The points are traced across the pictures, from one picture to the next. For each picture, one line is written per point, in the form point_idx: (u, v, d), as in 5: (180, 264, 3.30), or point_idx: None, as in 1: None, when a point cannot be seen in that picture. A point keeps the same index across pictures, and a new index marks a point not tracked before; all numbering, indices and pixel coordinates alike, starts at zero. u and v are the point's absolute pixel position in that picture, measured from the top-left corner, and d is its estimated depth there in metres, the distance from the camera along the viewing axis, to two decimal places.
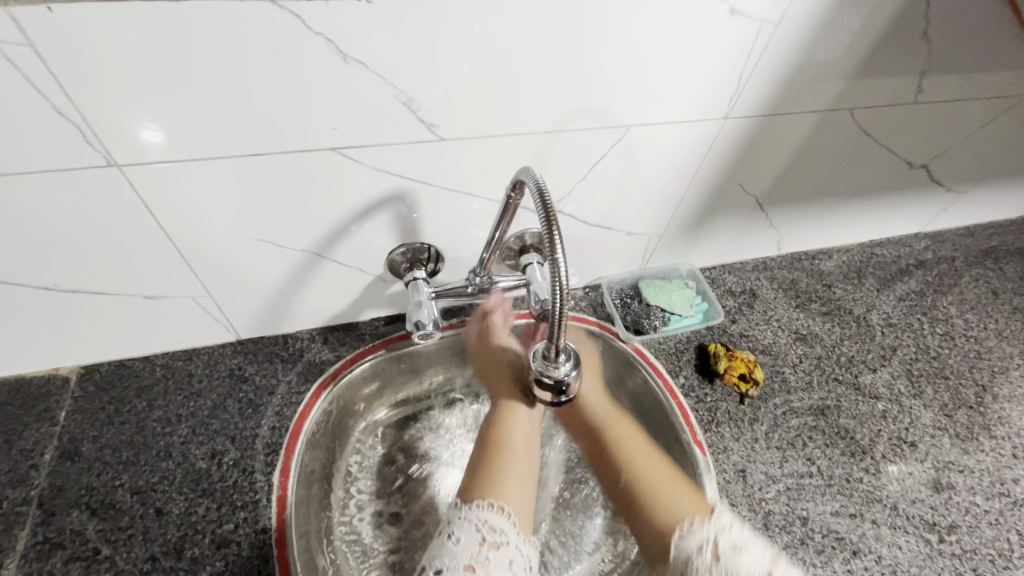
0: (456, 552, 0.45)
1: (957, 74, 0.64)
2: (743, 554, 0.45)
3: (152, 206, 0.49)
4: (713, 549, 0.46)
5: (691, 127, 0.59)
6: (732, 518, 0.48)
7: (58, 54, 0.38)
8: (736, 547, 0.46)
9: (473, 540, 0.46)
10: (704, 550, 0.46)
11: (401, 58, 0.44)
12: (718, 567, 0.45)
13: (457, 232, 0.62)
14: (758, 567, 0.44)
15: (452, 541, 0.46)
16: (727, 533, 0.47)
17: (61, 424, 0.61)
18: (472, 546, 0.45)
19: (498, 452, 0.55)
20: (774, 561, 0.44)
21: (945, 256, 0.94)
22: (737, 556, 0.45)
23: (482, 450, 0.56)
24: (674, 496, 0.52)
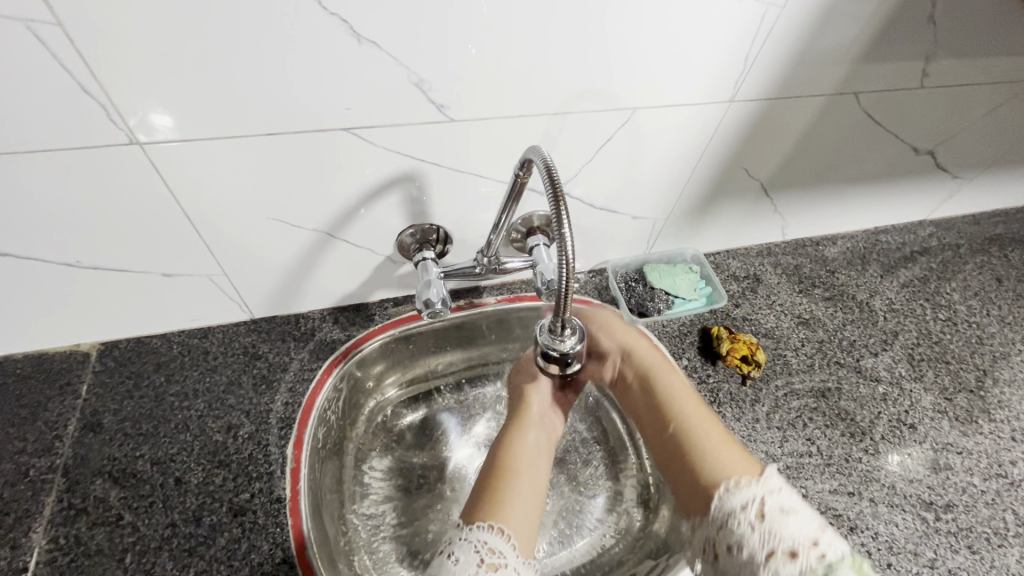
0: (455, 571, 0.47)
1: (963, 58, 0.64)
2: (790, 519, 0.45)
3: (171, 184, 0.51)
4: (759, 508, 0.47)
5: (696, 110, 0.60)
6: (780, 481, 0.49)
7: (85, 33, 0.39)
8: (783, 509, 0.46)
9: (471, 562, 0.47)
10: (749, 507, 0.47)
11: (413, 39, 0.45)
12: (763, 523, 0.45)
13: (465, 214, 0.64)
14: (804, 534, 0.44)
15: (452, 560, 0.48)
16: (776, 495, 0.47)
17: (83, 397, 0.63)
18: (471, 567, 0.47)
19: (506, 475, 0.57)
20: (823, 531, 0.44)
21: (950, 243, 0.94)
22: (785, 519, 0.45)
23: (494, 470, 0.58)
24: (721, 449, 0.54)
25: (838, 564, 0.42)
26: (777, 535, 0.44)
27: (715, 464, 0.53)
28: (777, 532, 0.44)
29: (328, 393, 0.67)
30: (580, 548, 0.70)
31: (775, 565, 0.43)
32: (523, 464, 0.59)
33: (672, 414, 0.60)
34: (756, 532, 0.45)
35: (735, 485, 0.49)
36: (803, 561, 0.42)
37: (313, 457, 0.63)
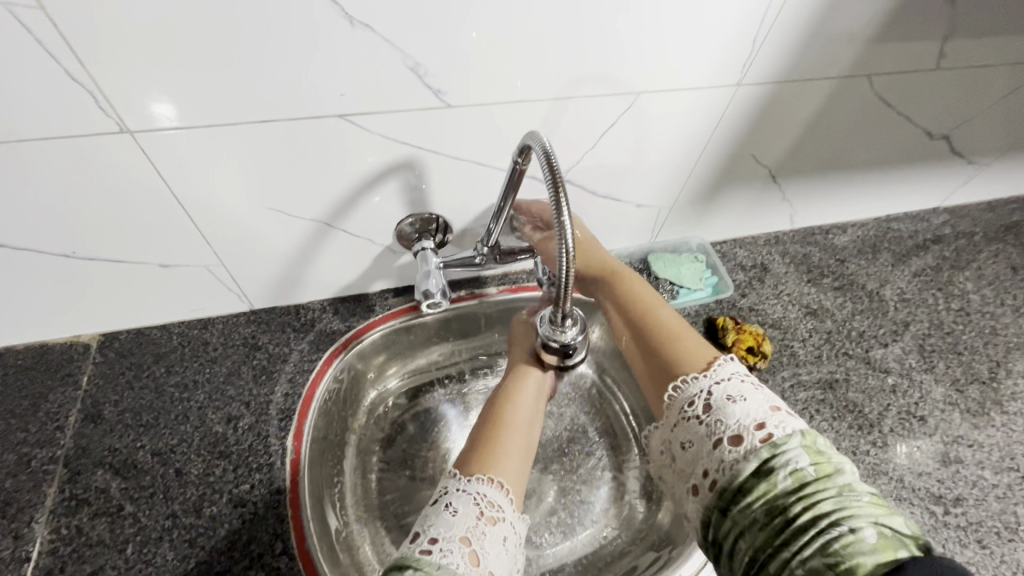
0: (453, 523, 0.41)
1: (982, 38, 0.61)
2: (738, 405, 0.44)
3: (164, 173, 0.50)
4: (706, 401, 0.45)
5: (703, 94, 0.58)
6: (733, 369, 0.47)
7: (69, 17, 0.38)
8: (730, 398, 0.44)
9: (471, 514, 0.42)
10: (696, 402, 0.46)
11: (407, 22, 0.44)
12: (710, 415, 0.44)
13: (465, 203, 0.62)
14: (751, 416, 0.42)
15: (449, 510, 0.42)
16: (724, 384, 0.45)
17: (84, 389, 0.63)
18: (470, 520, 0.42)
19: (500, 429, 0.52)
20: (772, 413, 0.42)
21: (964, 231, 0.92)
22: (730, 406, 0.44)
23: (487, 422, 0.54)
24: (684, 340, 0.52)
25: (785, 442, 0.40)
26: (723, 424, 0.43)
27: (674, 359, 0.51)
28: (722, 421, 0.43)
29: (328, 384, 0.66)
30: (583, 540, 0.69)
31: (722, 453, 0.42)
32: (519, 417, 0.54)
33: (636, 313, 0.58)
34: (704, 424, 0.44)
35: (685, 381, 0.47)
36: (748, 445, 0.41)
37: (314, 449, 0.63)
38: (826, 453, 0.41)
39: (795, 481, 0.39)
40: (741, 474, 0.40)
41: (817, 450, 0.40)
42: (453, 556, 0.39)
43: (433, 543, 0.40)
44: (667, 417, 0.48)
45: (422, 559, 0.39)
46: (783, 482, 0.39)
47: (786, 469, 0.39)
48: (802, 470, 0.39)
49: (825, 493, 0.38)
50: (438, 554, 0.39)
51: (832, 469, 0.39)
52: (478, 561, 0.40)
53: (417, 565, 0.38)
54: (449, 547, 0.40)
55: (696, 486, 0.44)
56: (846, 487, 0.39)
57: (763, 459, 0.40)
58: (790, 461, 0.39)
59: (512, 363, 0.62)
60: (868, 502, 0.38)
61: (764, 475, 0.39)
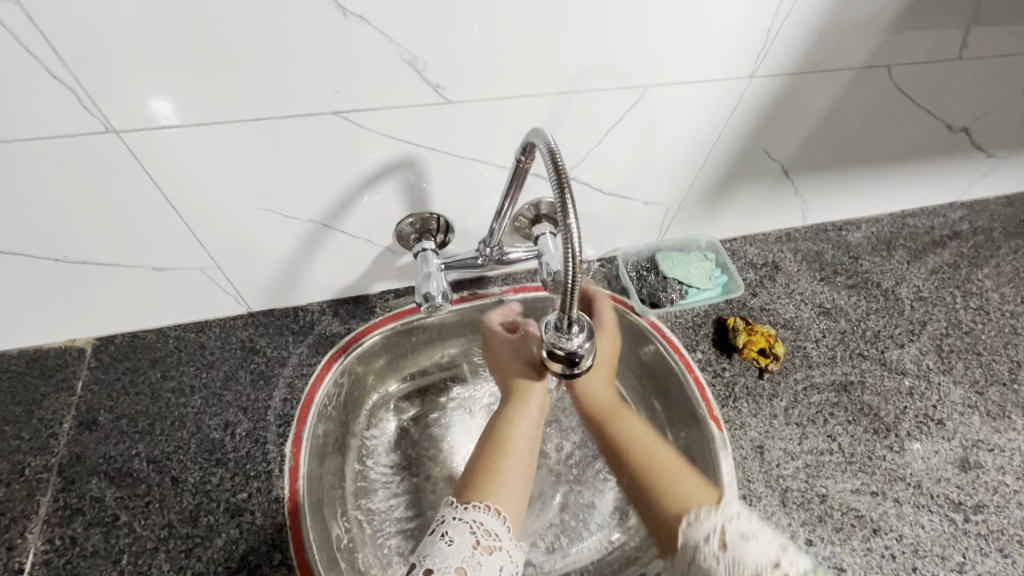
0: (450, 553, 0.43)
1: (1007, 26, 0.59)
2: (751, 543, 0.46)
3: (154, 174, 0.48)
4: (721, 538, 0.48)
5: (714, 87, 0.55)
6: (741, 509, 0.50)
7: (48, 12, 0.36)
8: (744, 535, 0.47)
9: (468, 543, 0.44)
10: (712, 538, 0.48)
11: (404, 14, 0.41)
12: (726, 554, 0.46)
13: (466, 201, 0.60)
14: (766, 555, 0.45)
15: (446, 540, 0.44)
16: (734, 522, 0.48)
17: (78, 394, 0.62)
18: (467, 549, 0.44)
19: (497, 457, 0.54)
20: (783, 552, 0.46)
21: (983, 227, 0.89)
22: (746, 545, 0.46)
23: (484, 448, 0.56)
24: (685, 482, 0.55)
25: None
26: (741, 565, 0.45)
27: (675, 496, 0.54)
28: (740, 562, 0.45)
29: (327, 388, 0.65)
30: (590, 546, 0.68)
31: None
32: (517, 441, 0.57)
33: (635, 450, 0.61)
34: (721, 564, 0.46)
35: (698, 517, 0.50)
36: None
37: (313, 456, 0.61)
38: None
39: None
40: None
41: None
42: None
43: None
44: (679, 560, 0.49)
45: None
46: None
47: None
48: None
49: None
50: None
51: None
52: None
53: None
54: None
55: None
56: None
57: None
58: None
59: (506, 380, 0.66)
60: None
61: None
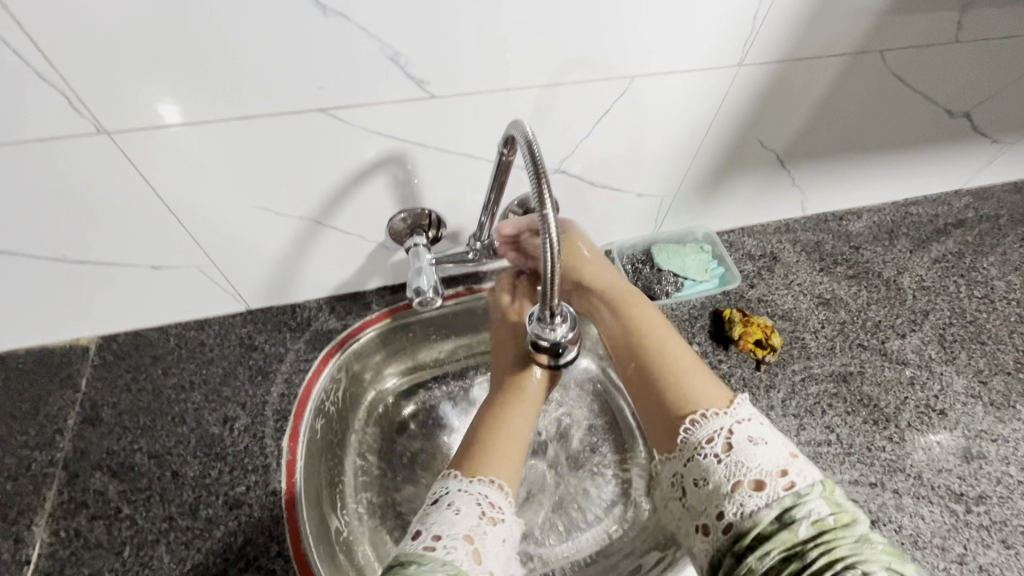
0: (456, 522, 0.44)
1: (1006, 6, 0.57)
2: (758, 448, 0.44)
3: (147, 174, 0.49)
4: (727, 439, 0.45)
5: (702, 76, 0.55)
6: (752, 411, 0.47)
7: (33, 16, 0.37)
8: (751, 440, 0.45)
9: (472, 514, 0.45)
10: (715, 440, 0.46)
11: (383, 10, 0.42)
12: (730, 455, 0.44)
13: (457, 196, 0.61)
14: (773, 462, 0.43)
15: (452, 510, 0.45)
16: (744, 425, 0.46)
17: (83, 391, 0.64)
18: (472, 519, 0.44)
19: (496, 428, 0.57)
20: (793, 460, 0.43)
21: (989, 214, 0.87)
22: (751, 449, 0.44)
23: (483, 419, 0.58)
24: (699, 377, 0.53)
25: (807, 492, 0.40)
26: (743, 467, 0.43)
27: (689, 392, 0.51)
28: (743, 464, 0.43)
29: (324, 382, 0.66)
30: (589, 539, 0.67)
31: (739, 497, 0.42)
32: (513, 420, 0.58)
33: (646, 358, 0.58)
34: (722, 466, 0.44)
35: (702, 417, 0.47)
36: (771, 493, 0.41)
37: (310, 449, 0.62)
38: (845, 504, 0.41)
39: (814, 529, 0.39)
40: (759, 522, 0.40)
41: (836, 499, 0.41)
42: (456, 553, 0.41)
43: (437, 540, 0.42)
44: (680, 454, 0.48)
45: (425, 555, 0.40)
46: (803, 531, 0.39)
47: (806, 518, 0.39)
48: (823, 519, 0.39)
49: (844, 542, 0.39)
50: (442, 551, 0.41)
51: (852, 520, 0.40)
52: (479, 558, 0.42)
53: (419, 561, 0.40)
54: (452, 544, 0.42)
55: (706, 528, 0.44)
56: (864, 538, 0.39)
57: (782, 509, 0.40)
58: (811, 511, 0.40)
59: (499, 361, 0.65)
60: (884, 550, 0.39)
61: (785, 524, 0.40)
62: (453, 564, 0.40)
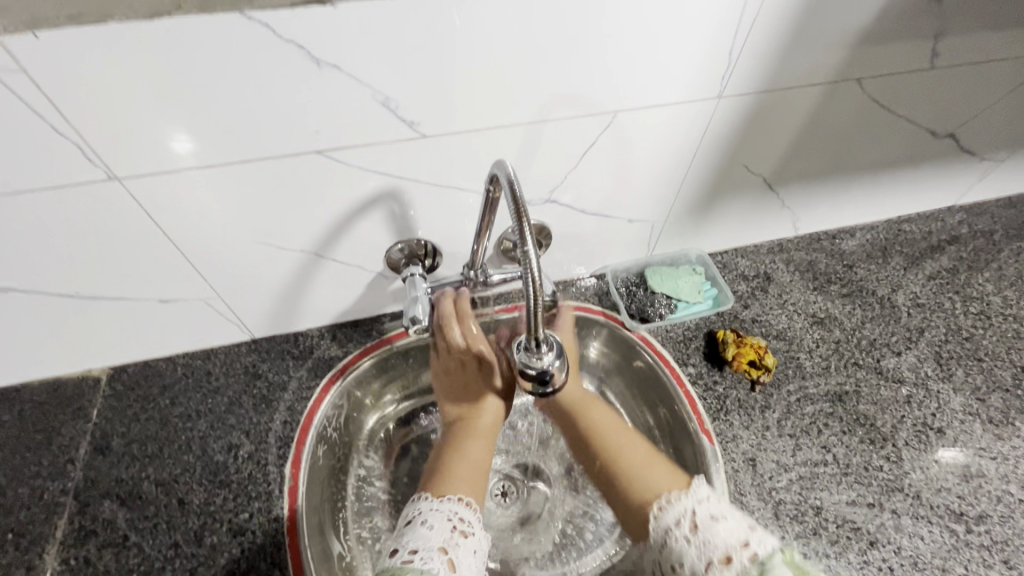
0: (431, 536, 0.45)
1: (979, 34, 0.59)
2: (720, 523, 0.45)
3: (155, 215, 0.52)
4: (691, 520, 0.46)
5: (683, 109, 0.57)
6: (710, 491, 0.49)
7: (49, 78, 0.40)
8: (714, 517, 0.46)
9: (445, 528, 0.46)
10: (682, 522, 0.47)
11: (372, 59, 0.44)
12: (697, 535, 0.45)
13: (451, 226, 0.63)
14: (735, 535, 0.44)
15: (426, 526, 0.46)
16: (705, 504, 0.47)
17: (94, 421, 0.66)
18: (445, 533, 0.46)
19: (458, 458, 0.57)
20: (753, 532, 0.44)
21: (982, 230, 0.88)
22: (716, 525, 0.45)
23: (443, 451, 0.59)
24: (654, 467, 0.55)
25: (769, 558, 0.41)
26: (710, 543, 0.44)
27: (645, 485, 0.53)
28: (710, 541, 0.44)
29: (326, 410, 0.67)
30: (589, 563, 0.67)
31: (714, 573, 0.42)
32: (471, 446, 0.59)
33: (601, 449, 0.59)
34: (692, 546, 0.45)
35: (668, 501, 0.49)
36: (737, 563, 0.42)
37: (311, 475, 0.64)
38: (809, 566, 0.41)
39: None
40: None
41: (798, 564, 0.41)
42: (433, 562, 0.42)
43: (414, 553, 0.43)
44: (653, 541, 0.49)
45: (404, 567, 0.41)
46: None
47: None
48: None
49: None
50: (419, 562, 0.42)
51: None
52: (454, 568, 0.43)
53: (400, 571, 0.41)
54: (429, 555, 0.43)
55: None
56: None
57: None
58: None
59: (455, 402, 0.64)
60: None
61: None
62: (431, 573, 0.41)
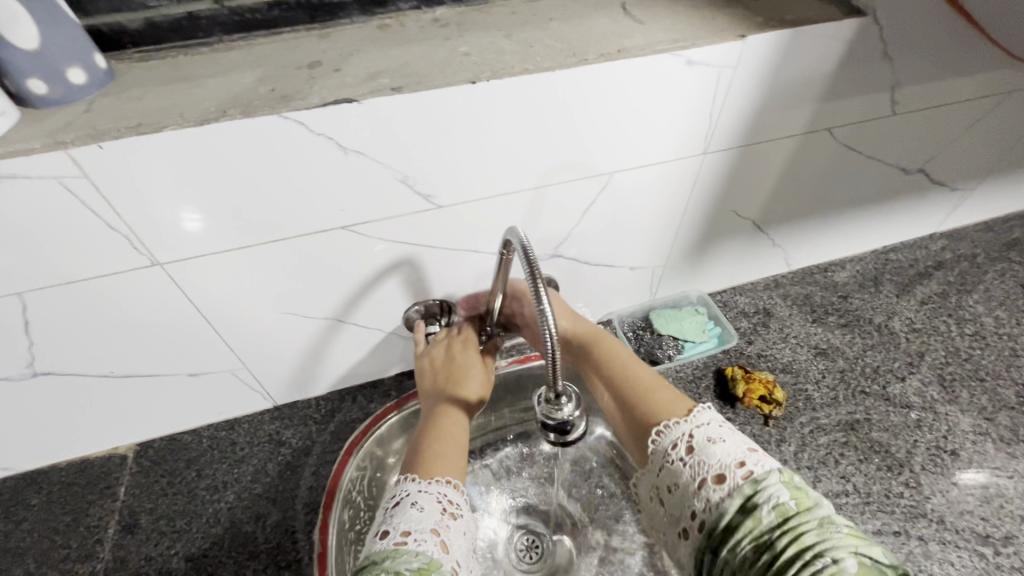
0: (422, 517, 0.45)
1: (929, 83, 0.65)
2: (716, 446, 0.45)
3: (191, 295, 0.55)
4: (688, 443, 0.46)
5: (672, 165, 0.62)
6: (712, 415, 0.48)
7: (106, 180, 0.44)
8: (710, 439, 0.46)
9: (436, 510, 0.46)
10: (679, 445, 0.47)
11: (391, 145, 0.49)
12: (693, 457, 0.45)
13: (465, 284, 0.67)
14: (730, 455, 0.44)
15: (416, 508, 0.46)
16: (704, 428, 0.47)
17: (121, 500, 0.67)
18: (436, 514, 0.45)
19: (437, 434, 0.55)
20: (750, 453, 0.44)
21: (965, 254, 0.92)
22: (712, 447, 0.45)
23: (423, 431, 0.56)
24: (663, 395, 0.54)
25: (764, 479, 0.41)
26: (705, 463, 0.44)
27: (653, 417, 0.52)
28: (704, 462, 0.44)
29: (351, 474, 0.66)
30: None
31: (706, 491, 0.43)
32: (452, 421, 0.57)
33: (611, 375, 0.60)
34: (687, 467, 0.45)
35: (665, 425, 0.49)
36: (729, 484, 0.42)
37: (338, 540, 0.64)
38: (806, 488, 0.41)
39: (778, 515, 0.40)
40: (724, 513, 0.41)
41: (796, 485, 0.41)
42: (426, 545, 0.42)
43: (407, 535, 0.43)
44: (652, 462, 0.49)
45: (399, 550, 0.41)
46: (767, 517, 0.40)
47: (769, 504, 0.40)
48: (784, 504, 0.40)
49: (808, 526, 0.39)
50: (413, 544, 0.42)
51: (813, 503, 0.40)
52: (448, 549, 0.43)
53: (395, 555, 0.41)
54: (422, 537, 0.43)
55: (686, 530, 0.45)
56: (827, 519, 0.39)
57: (743, 498, 0.41)
58: (772, 497, 0.40)
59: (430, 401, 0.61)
60: (848, 533, 0.39)
61: (747, 511, 0.40)
62: (426, 555, 0.41)
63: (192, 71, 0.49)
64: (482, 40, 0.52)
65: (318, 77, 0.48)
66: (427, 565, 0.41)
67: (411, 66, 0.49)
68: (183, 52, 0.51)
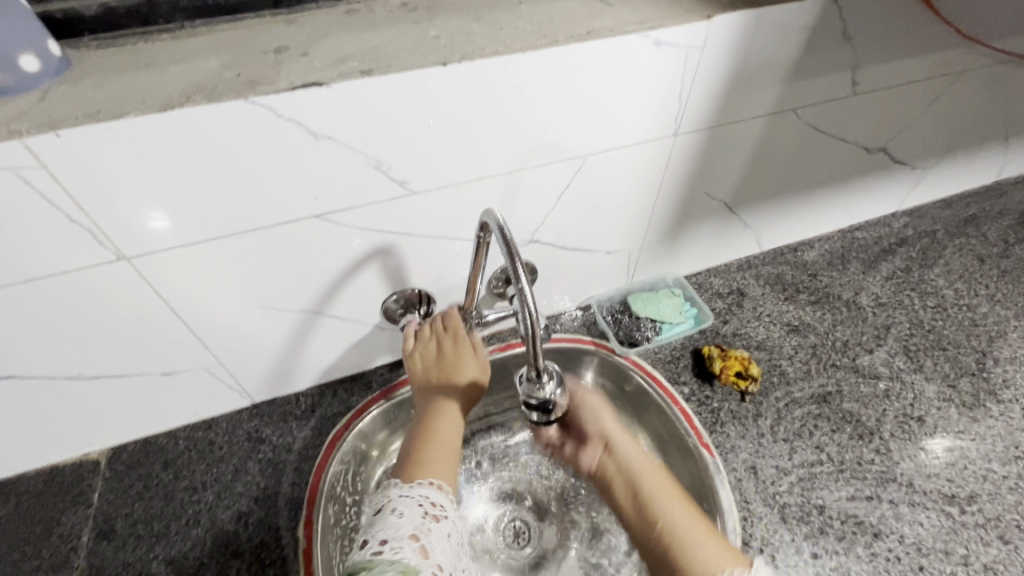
0: (401, 524, 0.43)
1: (887, 63, 0.68)
2: None
3: (160, 289, 0.54)
4: None
5: (645, 147, 0.63)
6: None
7: (66, 171, 0.43)
8: None
9: (415, 514, 0.45)
10: None
11: (363, 130, 0.49)
12: None
13: (443, 272, 0.67)
14: None
15: (395, 514, 0.44)
16: None
17: (95, 506, 0.65)
18: (415, 519, 0.44)
19: (426, 443, 0.54)
20: None
21: (926, 231, 0.96)
22: None
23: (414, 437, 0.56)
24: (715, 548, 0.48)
25: None
26: None
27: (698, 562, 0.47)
28: None
29: (334, 468, 0.65)
30: None
31: None
32: (444, 429, 0.57)
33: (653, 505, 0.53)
34: None
35: None
36: None
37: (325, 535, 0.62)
38: None
39: None
40: None
41: None
42: (403, 551, 0.40)
43: (384, 543, 0.41)
44: None
45: (375, 558, 0.40)
46: None
47: None
48: None
49: None
50: (389, 552, 0.40)
51: None
52: (427, 553, 0.41)
53: (370, 563, 0.39)
54: (399, 543, 0.41)
55: None
56: None
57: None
58: None
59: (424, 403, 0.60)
60: None
61: None
62: (402, 562, 0.40)
63: (152, 57, 0.48)
64: (451, 23, 0.52)
65: (285, 62, 0.47)
66: (403, 571, 0.39)
67: (380, 50, 0.48)
68: (142, 39, 0.50)
